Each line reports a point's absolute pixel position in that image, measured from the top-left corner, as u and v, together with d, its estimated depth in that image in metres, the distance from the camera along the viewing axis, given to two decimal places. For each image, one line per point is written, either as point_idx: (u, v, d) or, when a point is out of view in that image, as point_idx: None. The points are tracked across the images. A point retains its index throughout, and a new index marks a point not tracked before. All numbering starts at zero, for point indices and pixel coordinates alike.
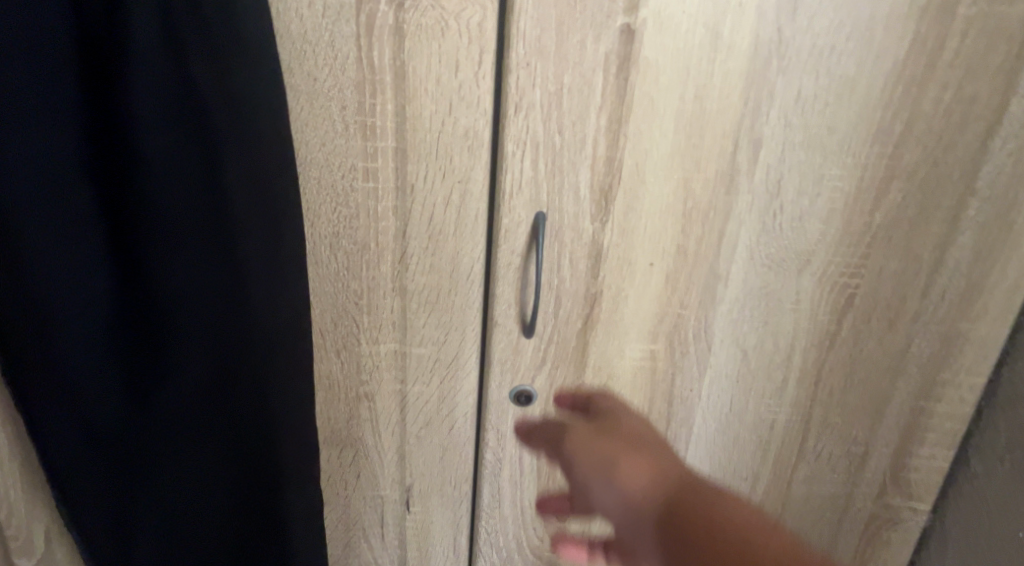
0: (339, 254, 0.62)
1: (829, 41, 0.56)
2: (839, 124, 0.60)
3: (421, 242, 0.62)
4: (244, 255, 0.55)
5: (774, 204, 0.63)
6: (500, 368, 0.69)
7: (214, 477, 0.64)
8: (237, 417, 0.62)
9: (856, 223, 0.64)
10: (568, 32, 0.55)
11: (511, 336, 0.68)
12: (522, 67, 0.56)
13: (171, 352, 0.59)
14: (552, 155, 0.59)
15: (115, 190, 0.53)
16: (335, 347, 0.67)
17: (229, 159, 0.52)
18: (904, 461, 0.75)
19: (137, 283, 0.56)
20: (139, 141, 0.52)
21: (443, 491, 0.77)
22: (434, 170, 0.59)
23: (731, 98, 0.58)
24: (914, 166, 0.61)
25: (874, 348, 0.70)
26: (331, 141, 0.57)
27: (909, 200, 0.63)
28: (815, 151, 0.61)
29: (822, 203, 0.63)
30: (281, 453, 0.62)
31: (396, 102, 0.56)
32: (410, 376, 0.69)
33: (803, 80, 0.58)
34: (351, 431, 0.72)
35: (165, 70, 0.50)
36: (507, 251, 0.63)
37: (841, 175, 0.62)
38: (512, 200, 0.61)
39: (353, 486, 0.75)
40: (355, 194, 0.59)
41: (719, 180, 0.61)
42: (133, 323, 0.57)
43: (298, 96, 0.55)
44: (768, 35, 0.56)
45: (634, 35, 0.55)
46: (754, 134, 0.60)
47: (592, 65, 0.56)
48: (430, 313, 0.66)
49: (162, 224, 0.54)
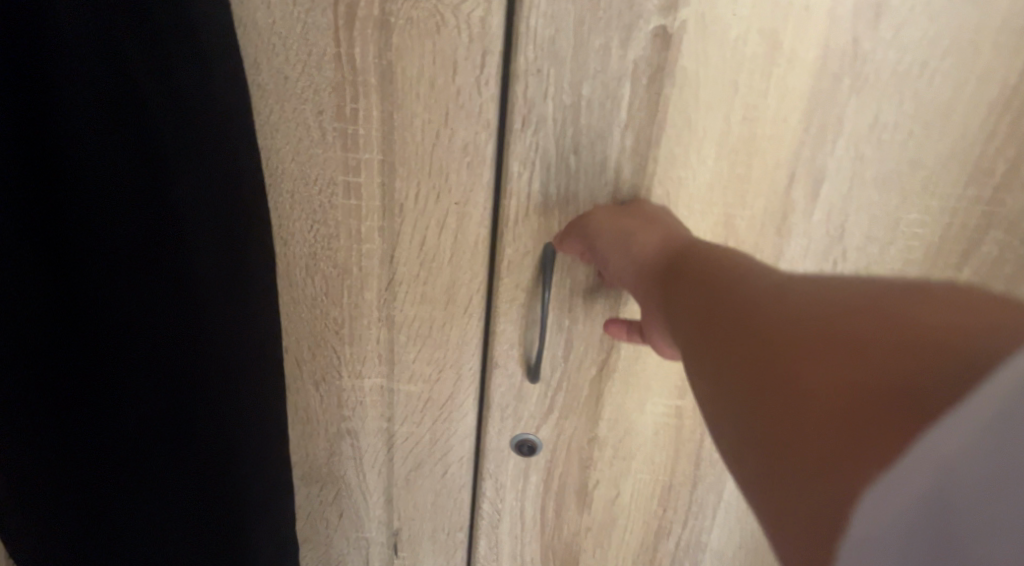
0: (317, 277, 0.54)
1: (920, 56, 0.45)
2: (924, 158, 0.48)
3: (412, 269, 0.54)
4: (204, 281, 0.47)
5: (836, 250, 0.52)
6: (500, 414, 0.60)
7: (182, 549, 0.55)
8: (202, 481, 0.53)
9: (937, 277, 0.52)
10: (590, 34, 0.45)
11: (514, 379, 0.59)
12: (532, 73, 0.46)
13: (123, 410, 0.50)
14: (566, 178, 0.50)
15: (51, 232, 0.44)
16: (313, 378, 0.59)
17: (181, 175, 0.44)
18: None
19: (76, 319, 0.47)
20: (77, 171, 0.43)
21: (435, 538, 0.69)
22: (426, 189, 0.51)
23: (788, 121, 0.48)
24: (1017, 215, 0.49)
25: None
26: (306, 150, 0.49)
27: (1007, 254, 0.51)
28: (891, 190, 0.49)
29: (896, 252, 0.52)
30: (251, 496, 0.55)
31: (382, 108, 0.48)
32: (398, 415, 0.61)
33: (882, 104, 0.47)
34: (332, 468, 0.64)
35: (100, 83, 0.42)
36: (510, 286, 0.54)
37: (923, 221, 0.50)
38: (518, 227, 0.51)
39: (335, 525, 0.68)
40: (334, 211, 0.51)
41: (768, 217, 0.51)
42: (80, 381, 0.49)
43: (267, 97, 0.48)
44: (841, 47, 0.45)
45: (670, 39, 0.45)
46: (815, 166, 0.49)
47: (617, 74, 0.46)
48: (421, 347, 0.58)
49: (109, 266, 0.46)
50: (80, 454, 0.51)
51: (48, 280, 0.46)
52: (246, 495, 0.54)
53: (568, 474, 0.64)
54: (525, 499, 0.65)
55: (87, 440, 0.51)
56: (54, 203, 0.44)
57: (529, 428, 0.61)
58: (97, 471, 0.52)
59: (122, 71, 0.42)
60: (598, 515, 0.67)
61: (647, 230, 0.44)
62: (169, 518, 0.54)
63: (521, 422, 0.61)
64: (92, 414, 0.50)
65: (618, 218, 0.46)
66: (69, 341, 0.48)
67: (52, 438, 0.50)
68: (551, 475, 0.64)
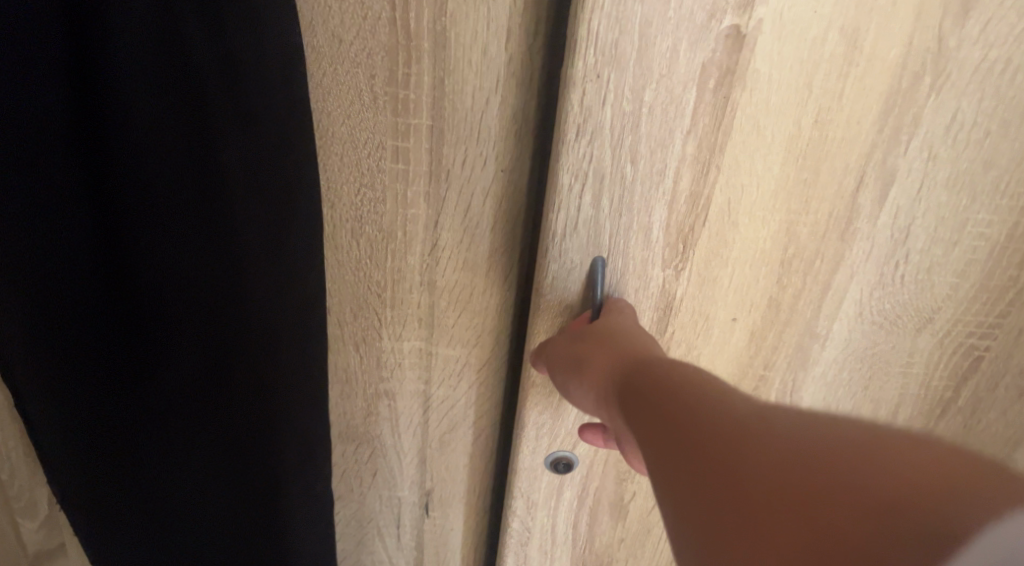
0: (361, 241, 0.55)
1: (1005, 52, 0.47)
2: (998, 158, 0.50)
3: (455, 235, 0.54)
4: (243, 240, 0.49)
5: (899, 252, 0.53)
6: (535, 433, 0.61)
7: (213, 478, 0.59)
8: (237, 418, 0.56)
9: (998, 275, 0.54)
10: (657, 36, 0.45)
11: (552, 397, 0.59)
12: (591, 79, 0.46)
13: (162, 352, 0.53)
14: (620, 190, 0.50)
15: (101, 178, 0.47)
16: (353, 340, 0.60)
17: (226, 133, 0.46)
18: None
19: (123, 268, 0.50)
20: (123, 121, 0.46)
21: (465, 499, 0.71)
22: (474, 155, 0.51)
23: (862, 123, 0.49)
24: None
25: (997, 419, 0.61)
26: (356, 114, 0.50)
27: None
28: (962, 190, 0.51)
29: (959, 253, 0.53)
30: (285, 448, 0.57)
31: (434, 74, 0.48)
32: (435, 377, 0.62)
33: (961, 102, 0.48)
34: (368, 428, 0.65)
35: (155, 46, 0.44)
36: (553, 302, 0.54)
37: (988, 221, 0.52)
38: (565, 243, 0.52)
39: (368, 483, 0.69)
40: (382, 175, 0.52)
41: (833, 223, 0.52)
42: (120, 324, 0.52)
43: (320, 60, 0.48)
44: (926, 43, 0.46)
45: (744, 40, 0.46)
46: (885, 168, 0.50)
47: (684, 78, 0.47)
48: (462, 311, 0.58)
49: (147, 217, 0.48)
50: (120, 400, 0.55)
51: (96, 235, 0.49)
52: (279, 443, 0.57)
53: (604, 486, 0.65)
54: (558, 515, 0.66)
55: (124, 386, 0.54)
56: (99, 152, 0.47)
57: (565, 446, 0.62)
58: (139, 415, 0.56)
59: (176, 30, 0.43)
60: (633, 524, 0.68)
61: (600, 346, 0.49)
62: (201, 456, 0.58)
63: (557, 441, 0.61)
64: (130, 356, 0.53)
65: (573, 341, 0.51)
66: (113, 284, 0.51)
67: (94, 386, 0.54)
68: (586, 490, 0.65)
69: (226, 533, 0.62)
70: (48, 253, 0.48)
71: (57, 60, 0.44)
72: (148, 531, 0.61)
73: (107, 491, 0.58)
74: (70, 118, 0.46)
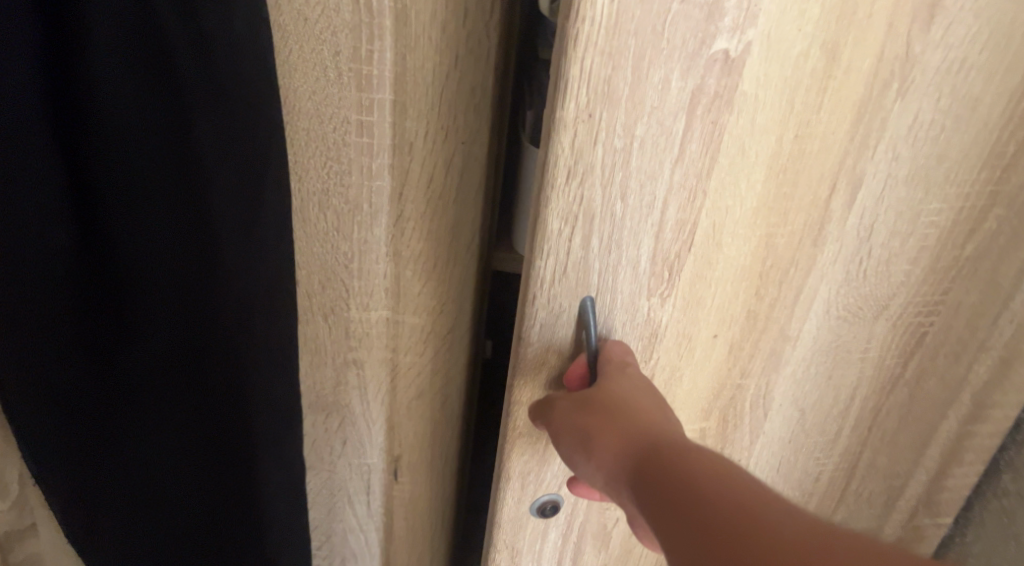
0: (328, 213, 0.57)
1: (962, 53, 0.48)
2: (950, 152, 0.53)
3: (419, 207, 0.57)
4: (215, 219, 0.50)
5: (863, 248, 0.55)
6: (520, 480, 0.61)
7: (190, 448, 0.61)
8: (211, 389, 0.58)
9: (945, 257, 0.57)
10: (650, 67, 0.44)
11: (537, 443, 0.60)
12: (583, 119, 0.45)
13: (140, 325, 0.55)
14: (609, 225, 0.50)
15: (79, 156, 0.49)
16: (322, 311, 0.62)
17: (199, 112, 0.47)
18: (938, 482, 0.71)
19: (100, 243, 0.52)
20: (99, 104, 0.47)
21: (433, 463, 0.74)
22: (435, 129, 0.53)
23: (838, 132, 0.50)
24: (1016, 191, 0.55)
25: (934, 384, 0.64)
26: (322, 89, 0.52)
27: (1004, 227, 0.56)
28: (918, 185, 0.54)
29: (913, 242, 0.56)
30: (258, 420, 0.59)
31: (396, 51, 0.50)
32: (402, 346, 0.65)
33: (922, 104, 0.50)
34: (338, 398, 0.68)
35: (131, 29, 0.45)
36: (545, 348, 0.55)
37: (940, 209, 0.55)
38: (554, 286, 0.52)
39: (339, 452, 0.72)
40: (347, 148, 0.54)
41: (807, 231, 0.53)
42: (99, 297, 0.54)
43: (286, 37, 0.50)
44: (895, 51, 0.47)
45: (731, 64, 0.45)
46: (855, 173, 0.52)
47: (674, 109, 0.46)
48: (426, 280, 0.61)
49: (122, 194, 0.50)
50: (97, 372, 0.56)
51: (72, 212, 0.50)
52: (252, 414, 0.59)
53: (588, 520, 0.65)
54: (543, 556, 0.67)
55: (102, 359, 0.56)
56: (75, 130, 0.48)
57: (550, 489, 0.62)
58: (117, 387, 0.57)
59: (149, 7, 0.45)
60: (617, 548, 0.69)
61: (604, 423, 0.48)
62: (178, 428, 0.60)
63: (542, 485, 0.62)
64: (107, 329, 0.55)
65: (575, 415, 0.50)
66: (92, 260, 0.52)
67: (72, 360, 0.55)
68: (570, 527, 0.66)
69: (204, 501, 0.64)
70: (25, 231, 0.49)
71: (29, 36, 0.45)
72: (126, 502, 0.63)
73: (87, 461, 0.60)
74: (45, 102, 0.47)
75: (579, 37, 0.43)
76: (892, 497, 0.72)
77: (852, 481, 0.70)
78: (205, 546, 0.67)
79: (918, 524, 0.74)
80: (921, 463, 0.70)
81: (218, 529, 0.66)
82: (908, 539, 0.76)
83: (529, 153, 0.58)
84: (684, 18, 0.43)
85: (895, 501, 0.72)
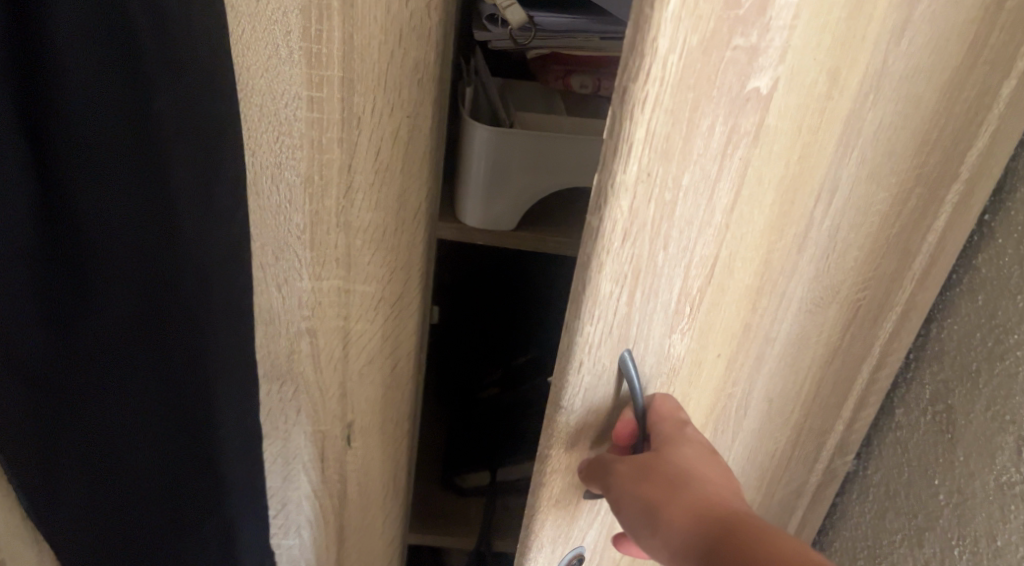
0: (282, 185, 0.61)
1: (917, 61, 0.51)
2: (896, 148, 0.55)
3: (367, 178, 0.61)
4: (176, 189, 0.52)
5: (830, 244, 0.57)
6: (552, 543, 0.55)
7: (152, 425, 0.62)
8: (172, 360, 0.59)
9: (880, 240, 0.62)
10: (701, 115, 0.39)
11: (569, 504, 0.54)
12: (643, 179, 0.39)
13: (99, 313, 0.54)
14: (651, 278, 0.44)
15: (37, 140, 0.48)
16: (276, 281, 0.66)
17: (161, 91, 0.49)
18: (851, 427, 0.78)
19: (61, 220, 0.50)
20: (64, 86, 0.47)
21: (385, 428, 0.76)
22: (381, 104, 0.57)
23: (827, 146, 0.49)
24: (932, 172, 0.60)
25: (857, 345, 0.70)
26: (274, 68, 0.56)
27: (918, 203, 0.62)
28: (872, 181, 0.56)
29: (862, 231, 0.59)
30: (218, 386, 0.62)
31: (344, 30, 0.54)
32: (353, 313, 0.68)
33: (885, 110, 0.52)
34: (291, 365, 0.72)
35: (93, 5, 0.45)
36: (584, 412, 0.49)
37: (882, 199, 0.58)
38: (598, 350, 0.45)
39: (293, 420, 0.75)
40: (297, 123, 0.58)
41: (793, 244, 0.53)
42: (58, 286, 0.53)
43: (239, 18, 0.55)
44: (876, 67, 0.48)
45: (762, 101, 0.42)
46: (833, 181, 0.52)
47: (715, 152, 0.41)
48: (376, 249, 0.65)
49: (85, 169, 0.49)
50: (59, 353, 0.55)
51: (35, 189, 0.49)
52: (213, 382, 0.61)
53: (603, 556, 0.62)
54: None
55: (64, 341, 0.55)
56: (37, 107, 0.47)
57: (577, 541, 0.57)
58: (80, 368, 0.56)
59: None
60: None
61: (676, 500, 0.47)
62: (141, 405, 0.60)
63: (569, 539, 0.56)
64: (67, 311, 0.54)
65: (641, 487, 0.48)
66: (51, 248, 0.51)
67: (35, 342, 0.53)
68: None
69: (163, 474, 0.65)
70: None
71: None
72: (85, 489, 0.62)
73: (49, 444, 0.58)
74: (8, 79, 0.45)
75: (645, 99, 0.36)
76: (818, 449, 0.78)
77: (793, 446, 0.75)
78: (160, 528, 0.68)
79: (833, 466, 0.81)
80: (840, 415, 0.76)
81: (180, 500, 0.67)
82: (825, 483, 0.83)
83: (468, 125, 0.63)
84: (732, 64, 0.39)
85: (820, 451, 0.78)
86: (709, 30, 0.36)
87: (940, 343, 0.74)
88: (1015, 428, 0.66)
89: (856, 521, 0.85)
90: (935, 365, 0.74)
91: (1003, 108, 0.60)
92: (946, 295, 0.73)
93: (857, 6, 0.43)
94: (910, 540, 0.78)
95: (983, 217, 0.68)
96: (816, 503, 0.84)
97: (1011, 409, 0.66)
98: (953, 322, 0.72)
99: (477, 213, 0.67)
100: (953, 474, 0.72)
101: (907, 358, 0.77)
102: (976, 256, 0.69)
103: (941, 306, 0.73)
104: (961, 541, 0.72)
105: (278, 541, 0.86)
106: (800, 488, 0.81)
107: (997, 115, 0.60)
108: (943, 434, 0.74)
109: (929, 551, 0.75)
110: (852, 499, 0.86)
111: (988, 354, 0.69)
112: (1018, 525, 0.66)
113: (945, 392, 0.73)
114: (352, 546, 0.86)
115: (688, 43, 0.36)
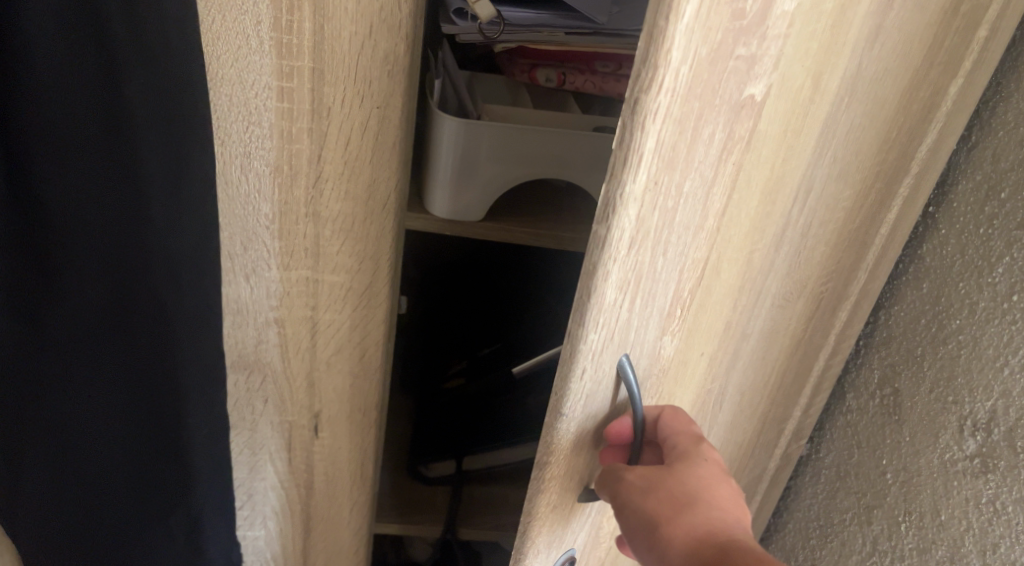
0: (250, 175, 0.61)
1: (885, 64, 0.54)
2: (863, 147, 0.58)
3: (337, 168, 0.61)
4: (147, 176, 0.52)
5: (801, 241, 0.60)
6: (548, 547, 0.57)
7: (119, 417, 0.61)
8: (141, 350, 0.58)
9: (843, 234, 0.64)
10: (704, 124, 0.41)
11: (563, 510, 0.56)
12: (650, 188, 0.40)
13: (65, 302, 0.54)
14: (649, 283, 0.46)
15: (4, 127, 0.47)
16: (244, 272, 0.66)
17: (132, 80, 0.49)
18: (807, 413, 0.81)
19: (28, 207, 0.50)
20: (32, 76, 0.46)
21: (352, 418, 0.77)
22: (352, 94, 0.58)
23: (805, 148, 0.51)
24: (889, 168, 0.63)
25: (816, 335, 0.73)
26: (244, 57, 0.57)
27: (876, 197, 0.65)
28: (840, 179, 0.59)
29: (828, 226, 0.62)
30: (184, 376, 0.61)
31: (314, 20, 0.55)
32: (321, 302, 0.69)
33: (854, 112, 0.54)
34: (259, 356, 0.71)
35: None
36: (583, 418, 0.50)
37: (848, 196, 0.61)
38: (601, 355, 0.47)
39: (260, 411, 0.75)
40: (267, 114, 0.58)
41: (772, 241, 0.56)
42: (23, 273, 0.52)
43: (210, 7, 0.54)
44: (851, 71, 0.51)
45: (756, 107, 0.43)
46: (808, 180, 0.55)
47: (713, 159, 0.43)
48: (344, 239, 0.65)
49: (52, 159, 0.49)
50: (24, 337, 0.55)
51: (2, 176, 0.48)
52: (182, 365, 0.61)
53: (591, 554, 0.64)
54: None
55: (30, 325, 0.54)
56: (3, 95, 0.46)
57: (569, 543, 0.59)
58: (45, 355, 0.56)
59: None
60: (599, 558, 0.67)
61: (682, 514, 0.49)
62: (108, 396, 0.59)
63: (564, 542, 0.58)
64: (33, 296, 0.53)
65: (646, 497, 0.49)
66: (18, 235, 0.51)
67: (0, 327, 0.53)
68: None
69: (130, 468, 0.64)
70: None
71: None
72: (49, 474, 0.62)
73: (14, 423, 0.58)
74: None
75: (657, 109, 0.37)
76: (777, 435, 0.81)
77: (756, 433, 0.77)
78: (126, 523, 0.67)
79: (790, 451, 0.85)
80: (798, 402, 0.79)
81: (151, 496, 0.66)
82: (783, 467, 0.86)
83: (438, 118, 0.64)
84: (733, 74, 0.40)
85: (779, 436, 0.81)
86: (717, 41, 0.38)
87: (888, 330, 0.77)
88: (958, 408, 0.70)
89: (809, 502, 0.88)
90: (883, 351, 0.78)
91: (953, 107, 0.63)
92: (894, 283, 0.76)
93: (840, 16, 0.45)
94: (860, 518, 0.81)
95: (928, 209, 0.72)
96: (773, 486, 0.88)
97: (954, 390, 0.70)
98: (899, 310, 0.76)
99: (445, 204, 0.67)
100: (899, 453, 0.76)
101: (858, 345, 0.80)
102: (921, 246, 0.73)
103: (890, 295, 0.77)
104: (908, 517, 0.75)
105: (242, 533, 0.85)
106: (760, 473, 0.84)
107: (947, 114, 0.63)
108: (890, 416, 0.77)
109: (877, 527, 0.79)
110: (806, 481, 0.89)
111: (932, 338, 0.72)
112: (960, 500, 0.70)
113: (891, 376, 0.77)
114: (319, 536, 0.86)
115: (698, 54, 0.37)
